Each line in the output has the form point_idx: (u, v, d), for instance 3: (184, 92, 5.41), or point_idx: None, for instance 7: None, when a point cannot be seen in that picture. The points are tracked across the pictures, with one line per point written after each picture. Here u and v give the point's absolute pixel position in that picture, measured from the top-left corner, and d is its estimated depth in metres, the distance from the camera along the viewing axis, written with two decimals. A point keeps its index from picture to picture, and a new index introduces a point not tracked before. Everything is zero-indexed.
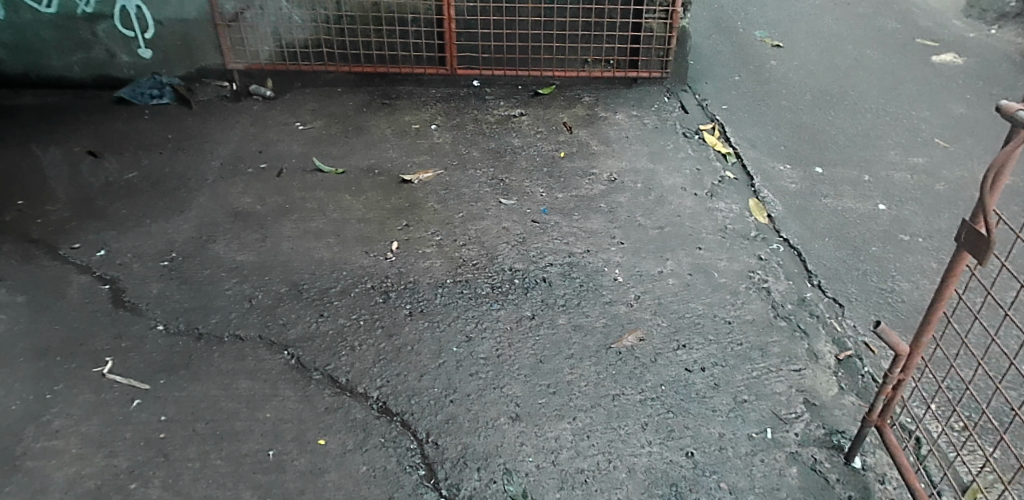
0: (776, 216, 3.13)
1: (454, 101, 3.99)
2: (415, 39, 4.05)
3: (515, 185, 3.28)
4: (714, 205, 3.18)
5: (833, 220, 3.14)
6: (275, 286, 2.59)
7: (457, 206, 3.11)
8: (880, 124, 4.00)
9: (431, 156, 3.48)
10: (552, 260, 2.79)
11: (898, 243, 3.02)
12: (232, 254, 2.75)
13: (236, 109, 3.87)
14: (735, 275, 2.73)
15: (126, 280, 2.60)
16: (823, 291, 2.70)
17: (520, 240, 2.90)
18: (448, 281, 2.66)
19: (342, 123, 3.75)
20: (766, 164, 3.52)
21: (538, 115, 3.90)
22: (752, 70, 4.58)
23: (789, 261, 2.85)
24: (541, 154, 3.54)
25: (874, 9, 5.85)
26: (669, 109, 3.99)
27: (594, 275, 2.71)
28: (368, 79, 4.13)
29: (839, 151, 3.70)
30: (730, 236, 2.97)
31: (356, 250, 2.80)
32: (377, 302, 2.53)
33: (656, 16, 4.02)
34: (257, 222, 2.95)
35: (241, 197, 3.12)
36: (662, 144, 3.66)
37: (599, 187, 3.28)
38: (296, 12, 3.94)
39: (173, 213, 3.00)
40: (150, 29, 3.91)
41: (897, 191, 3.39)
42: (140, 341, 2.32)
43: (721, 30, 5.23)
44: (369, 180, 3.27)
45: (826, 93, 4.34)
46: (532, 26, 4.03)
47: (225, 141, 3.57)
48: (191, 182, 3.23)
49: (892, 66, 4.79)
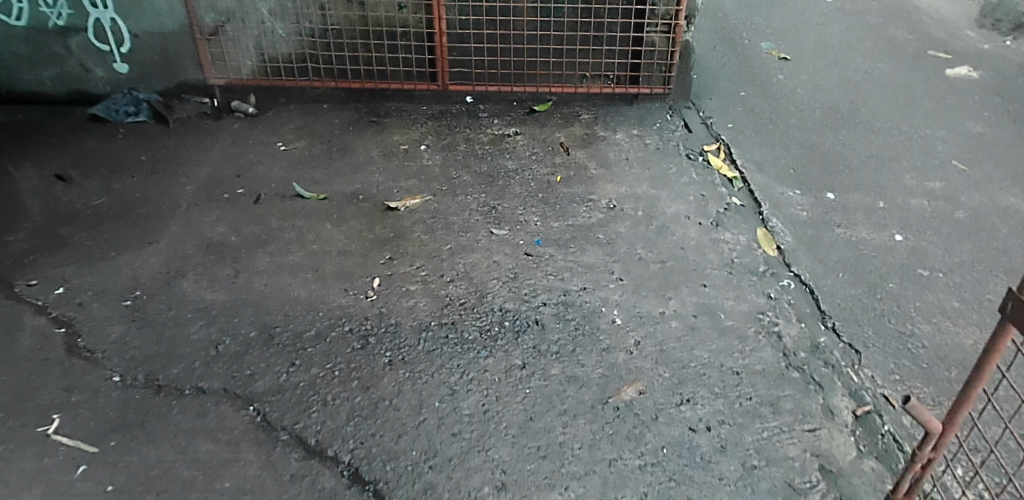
0: (786, 248, 2.93)
1: (446, 120, 3.79)
2: (405, 53, 3.85)
3: (508, 213, 3.08)
4: (720, 235, 2.98)
5: (847, 252, 2.95)
6: (245, 330, 2.39)
7: (445, 236, 2.91)
8: (894, 144, 3.80)
9: (420, 180, 3.28)
10: (546, 299, 2.59)
11: (916, 278, 2.83)
12: (201, 292, 2.56)
13: (216, 128, 3.68)
14: (742, 317, 2.53)
15: (84, 322, 2.40)
16: (839, 335, 2.50)
17: (512, 276, 2.70)
18: (433, 323, 2.46)
19: (327, 143, 3.55)
20: (775, 190, 3.32)
21: (534, 135, 3.70)
22: (758, 85, 4.38)
23: (801, 300, 2.65)
24: (536, 178, 3.34)
25: (885, 18, 5.64)
26: (672, 128, 3.79)
27: (590, 317, 2.51)
28: (356, 96, 3.93)
29: (851, 174, 3.50)
30: (736, 271, 2.77)
31: (335, 287, 2.61)
32: (354, 348, 2.34)
33: (658, 29, 3.82)
34: (230, 255, 2.75)
35: (214, 226, 2.92)
36: (664, 167, 3.45)
37: (597, 215, 3.08)
38: (280, 25, 3.74)
39: (141, 244, 2.80)
40: (126, 42, 3.71)
41: (914, 220, 3.19)
42: (94, 395, 2.13)
43: (726, 41, 5.02)
44: (352, 207, 3.07)
45: (836, 109, 4.14)
46: (527, 40, 3.83)
47: (202, 162, 3.37)
48: (162, 209, 3.02)
49: (905, 80, 4.58)
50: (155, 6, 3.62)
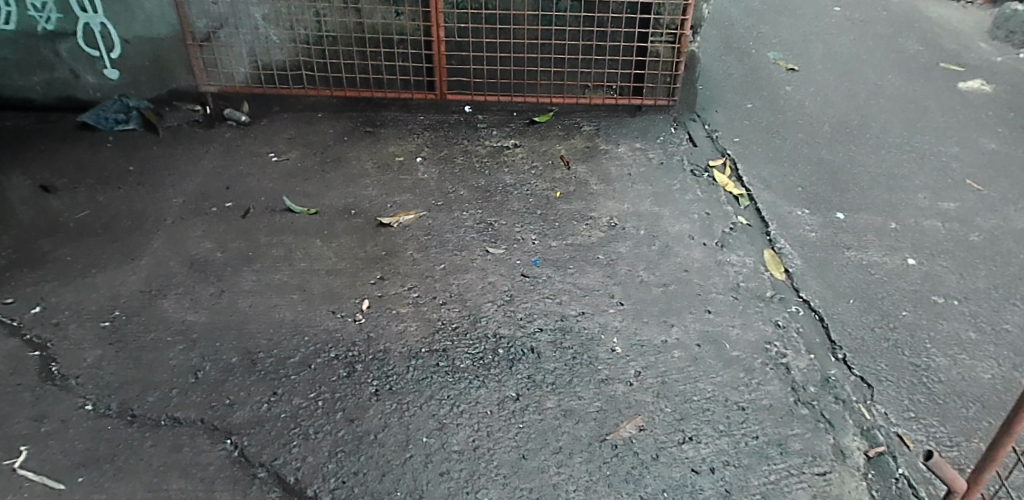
0: (794, 271, 2.82)
1: (443, 130, 3.69)
2: (402, 62, 3.74)
3: (505, 230, 2.96)
4: (725, 257, 2.86)
5: (857, 278, 2.84)
6: (226, 356, 2.28)
7: (439, 255, 2.79)
8: (906, 161, 3.68)
9: (414, 194, 3.16)
10: (542, 324, 2.47)
11: (930, 307, 2.72)
12: (182, 313, 2.44)
13: (206, 137, 3.57)
14: (748, 347, 2.43)
15: (59, 345, 2.29)
16: (849, 367, 2.41)
17: (507, 299, 2.58)
18: (423, 350, 2.34)
19: (319, 154, 3.44)
20: (783, 208, 3.21)
21: (534, 147, 3.59)
22: (765, 97, 4.26)
23: (810, 328, 2.56)
24: (535, 193, 3.22)
25: (894, 29, 5.52)
26: (676, 142, 3.68)
27: (588, 345, 2.40)
28: (352, 104, 3.81)
29: (861, 193, 3.38)
30: (742, 296, 2.66)
31: (322, 309, 2.49)
32: (339, 377, 2.22)
33: (663, 39, 3.70)
34: (214, 273, 2.64)
35: (199, 242, 2.80)
36: (668, 183, 3.34)
37: (597, 234, 2.96)
38: (273, 31, 3.63)
39: (123, 260, 2.68)
40: (116, 47, 3.60)
41: (927, 243, 3.08)
42: (64, 425, 2.02)
43: (733, 50, 4.91)
44: (343, 223, 2.96)
45: (845, 124, 4.02)
46: (528, 49, 3.72)
47: (190, 173, 3.26)
48: (147, 223, 2.91)
49: (916, 94, 4.46)
50: (146, 11, 3.51)
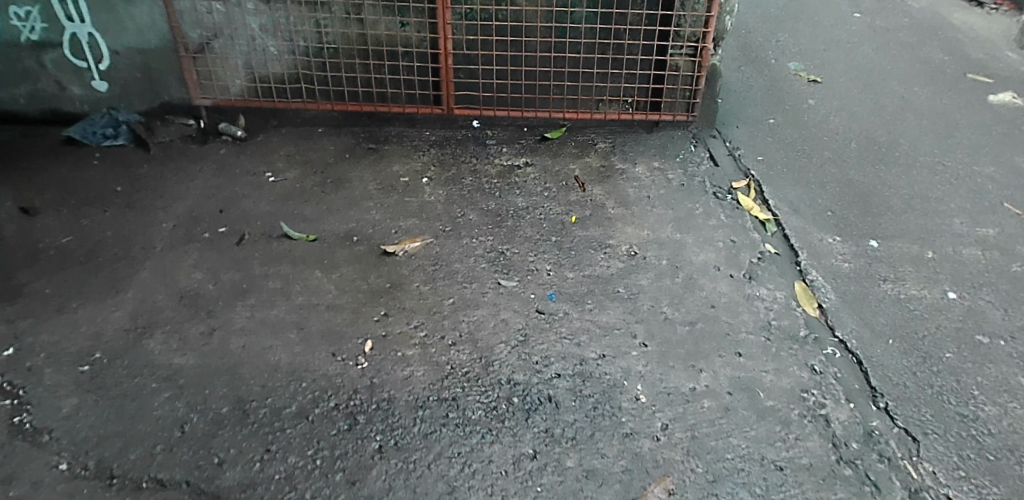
0: (828, 307, 2.63)
1: (451, 147, 3.50)
2: (407, 75, 3.55)
3: (518, 260, 2.77)
4: (755, 291, 2.67)
5: (896, 314, 2.64)
6: (215, 406, 2.10)
7: (447, 288, 2.60)
8: (939, 183, 3.49)
9: (420, 218, 2.97)
10: (560, 369, 2.28)
11: (976, 347, 2.53)
12: (169, 355, 2.26)
13: (200, 154, 3.38)
14: (784, 395, 2.24)
15: (33, 393, 2.10)
16: (892, 418, 2.22)
17: (522, 339, 2.39)
18: (432, 399, 2.16)
19: (320, 174, 3.24)
20: (812, 235, 3.01)
21: (547, 167, 3.39)
22: (788, 111, 4.06)
23: (848, 372, 2.37)
24: (549, 218, 3.03)
25: (918, 37, 5.32)
26: (697, 161, 3.48)
27: (610, 393, 2.21)
28: (354, 119, 3.62)
29: (894, 218, 3.19)
30: (775, 336, 2.47)
31: (321, 351, 2.30)
32: (339, 430, 2.04)
33: (683, 52, 3.50)
34: (205, 308, 2.45)
35: (189, 272, 2.61)
36: (690, 207, 3.14)
37: (617, 264, 2.77)
38: (271, 42, 3.43)
39: (107, 293, 2.50)
40: (105, 58, 3.41)
41: (967, 274, 2.89)
42: (35, 488, 1.84)
43: (752, 61, 4.71)
44: (344, 251, 2.77)
45: (873, 141, 3.82)
46: (541, 62, 3.52)
47: (181, 194, 3.07)
48: (134, 250, 2.72)
49: (945, 108, 4.26)
50: (136, 20, 3.32)
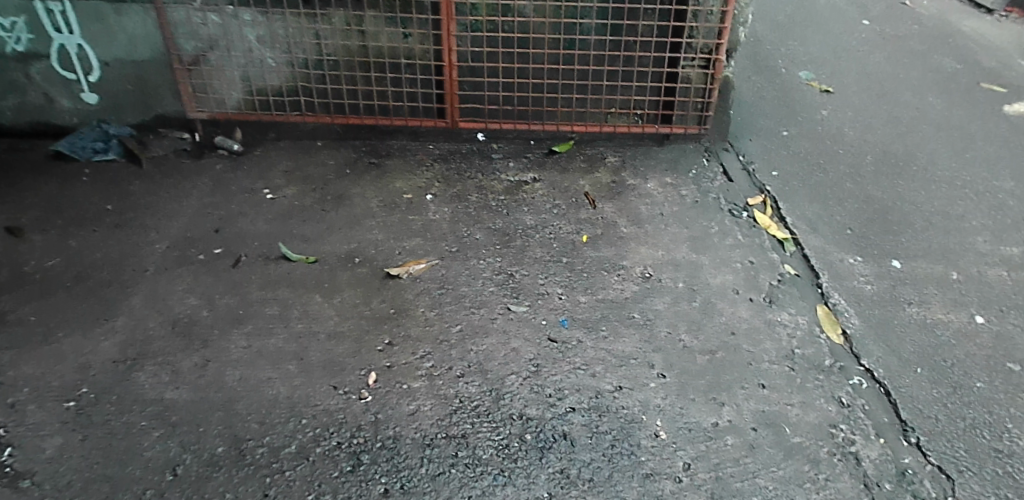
0: (852, 333, 2.51)
1: (455, 162, 3.38)
2: (410, 87, 3.42)
3: (528, 283, 2.65)
4: (775, 316, 2.56)
5: (923, 340, 2.52)
6: (210, 445, 1.97)
7: (454, 314, 2.48)
8: (959, 198, 3.38)
9: (425, 238, 2.85)
10: (574, 403, 2.16)
11: (1008, 375, 2.40)
12: (160, 389, 2.14)
13: (195, 169, 3.26)
14: (811, 432, 2.12)
15: (15, 433, 1.98)
16: (926, 455, 2.10)
17: (534, 370, 2.27)
18: (439, 436, 2.03)
19: (319, 191, 3.12)
20: (832, 255, 2.90)
21: (555, 182, 3.28)
22: (801, 123, 3.95)
23: (877, 404, 2.25)
24: (559, 237, 2.91)
25: (929, 44, 5.22)
26: (710, 176, 3.37)
27: (629, 429, 2.09)
28: (355, 132, 3.50)
29: (916, 236, 3.07)
30: (799, 366, 2.35)
31: (322, 384, 2.18)
32: (342, 473, 1.91)
33: (695, 64, 3.39)
34: (199, 337, 2.33)
35: (182, 298, 2.49)
36: (705, 225, 3.03)
37: (631, 287, 2.65)
38: (269, 54, 3.31)
39: (96, 322, 2.38)
40: (95, 70, 3.29)
41: (995, 296, 2.77)
42: None
43: (762, 70, 4.61)
44: (346, 274, 2.64)
45: (890, 154, 3.71)
46: (548, 74, 3.40)
47: (175, 213, 2.95)
48: (124, 274, 2.60)
49: (960, 119, 4.15)
50: (128, 31, 3.20)
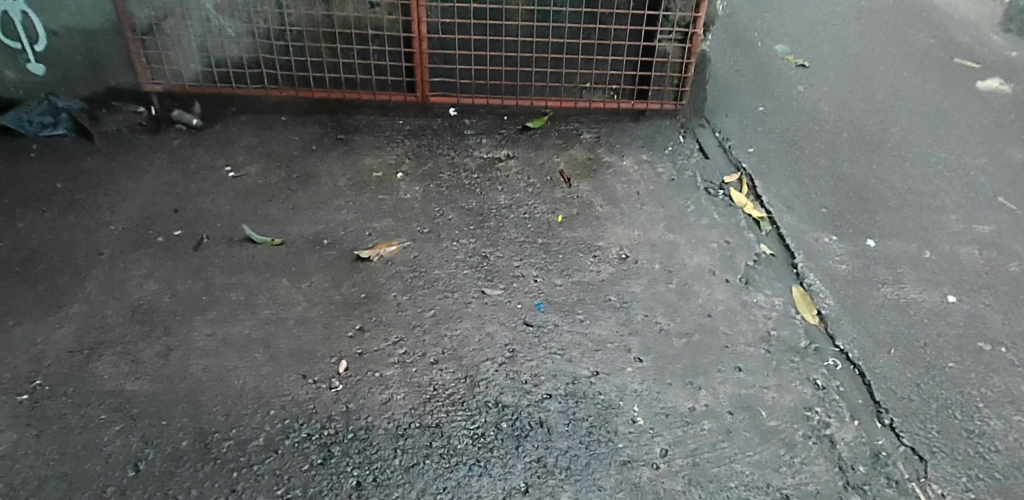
0: (828, 314, 2.51)
1: (427, 138, 3.28)
2: (378, 60, 3.30)
3: (503, 266, 2.59)
4: (752, 297, 2.54)
5: (897, 320, 2.53)
6: (173, 438, 1.90)
7: (427, 298, 2.42)
8: (932, 176, 3.38)
9: (396, 218, 2.77)
10: (551, 389, 2.13)
11: (979, 355, 2.42)
12: (119, 380, 2.05)
13: (153, 145, 3.11)
14: (787, 415, 2.12)
15: None
16: (899, 437, 2.11)
17: (509, 355, 2.23)
18: (413, 426, 1.98)
19: (285, 168, 3.01)
20: (808, 235, 2.89)
21: (530, 160, 3.20)
22: (777, 99, 3.92)
23: (851, 386, 2.25)
24: (534, 217, 2.85)
25: (903, 19, 5.20)
26: (686, 153, 3.33)
27: (606, 415, 2.06)
28: (322, 106, 3.37)
29: (889, 215, 3.08)
30: (775, 349, 2.34)
31: (291, 373, 2.11)
32: (312, 466, 1.86)
33: (672, 37, 3.31)
34: (160, 324, 2.23)
35: (141, 283, 2.38)
36: (681, 204, 2.99)
37: (607, 268, 2.61)
38: (229, 24, 3.16)
39: (49, 309, 2.26)
40: (41, 39, 3.09)
41: (966, 275, 2.78)
42: None
43: (738, 43, 4.55)
44: (314, 257, 2.56)
45: (864, 131, 3.70)
46: (521, 47, 3.31)
47: (132, 193, 2.81)
48: (79, 258, 2.48)
49: (933, 95, 4.16)
50: None
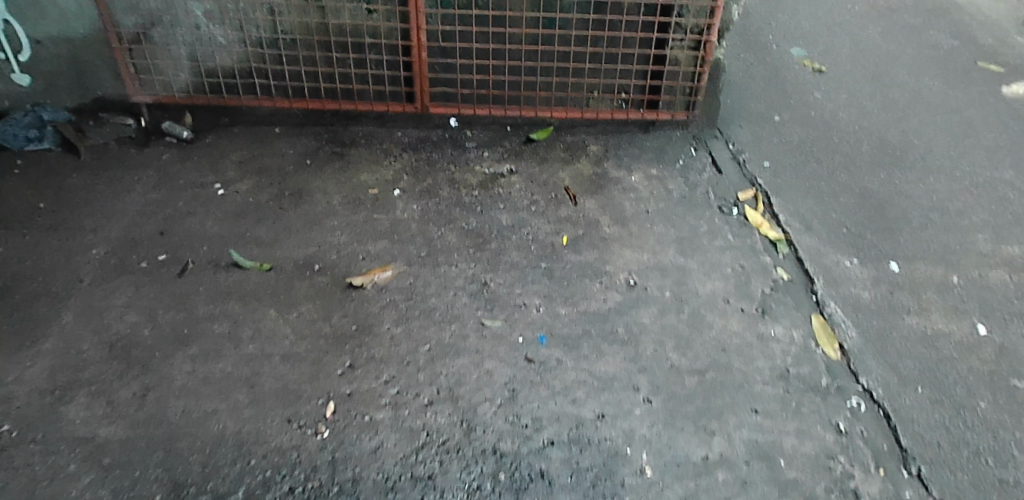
0: (850, 348, 2.35)
1: (426, 151, 3.13)
2: (375, 70, 3.15)
3: (503, 293, 2.44)
4: (769, 330, 2.38)
5: (924, 354, 2.37)
6: (147, 492, 1.77)
7: (423, 330, 2.27)
8: (957, 191, 3.21)
9: (391, 241, 2.62)
10: (553, 435, 1.98)
11: (1013, 394, 2.26)
12: (92, 425, 1.91)
13: (140, 160, 2.97)
14: (807, 465, 1.97)
15: None
16: (928, 489, 1.95)
17: (509, 396, 2.08)
18: (404, 478, 1.84)
19: (276, 185, 2.86)
20: (827, 258, 2.72)
21: (533, 175, 3.05)
22: (794, 106, 3.74)
23: (876, 431, 2.09)
24: (537, 238, 2.70)
25: (924, 18, 4.99)
26: (698, 167, 3.16)
27: (611, 465, 1.92)
28: (316, 117, 3.22)
29: (913, 235, 2.90)
30: (794, 388, 2.19)
31: (275, 417, 1.97)
32: None
33: (684, 45, 3.15)
34: (137, 361, 2.10)
35: (121, 314, 2.25)
36: (694, 223, 2.83)
37: (615, 296, 2.46)
38: (219, 31, 3.01)
39: (22, 344, 2.13)
40: (24, 49, 2.94)
41: (997, 302, 2.61)
42: None
43: (752, 46, 4.37)
44: (304, 283, 2.41)
45: (886, 141, 3.52)
46: (526, 55, 3.15)
47: (116, 213, 2.68)
48: (56, 286, 2.34)
49: (957, 102, 3.96)
50: (59, 6, 2.88)
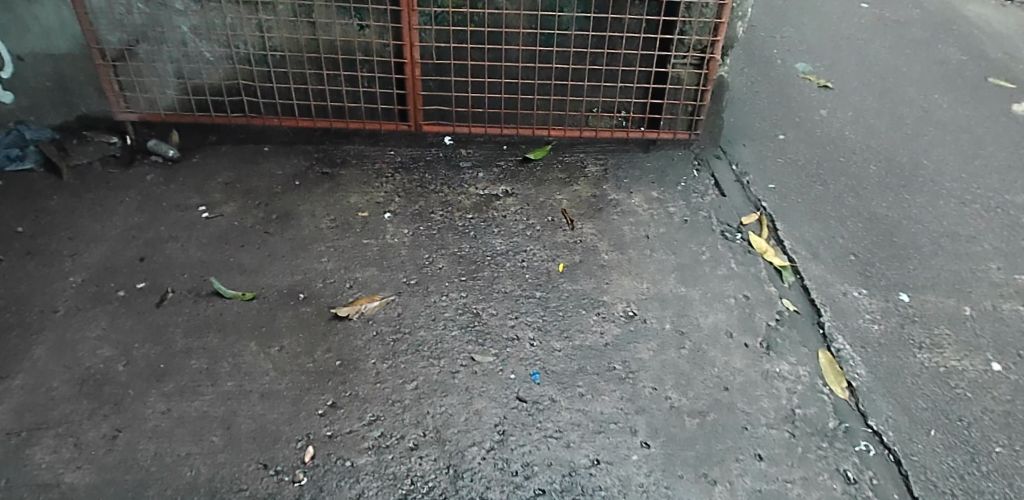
0: (859, 386, 2.24)
1: (419, 171, 3.03)
2: (367, 87, 3.06)
3: (495, 325, 2.33)
4: (774, 366, 2.27)
5: (937, 394, 2.25)
6: None
7: (410, 366, 2.16)
8: (968, 216, 3.09)
9: (380, 268, 2.52)
10: (545, 483, 1.87)
11: None
12: (57, 470, 1.81)
13: (125, 180, 2.88)
14: None
15: None
16: None
17: (499, 439, 1.97)
18: None
19: (263, 207, 2.77)
20: (835, 288, 2.61)
21: (530, 197, 2.94)
22: (799, 125, 3.63)
23: (887, 478, 1.98)
24: (532, 265, 2.59)
25: (932, 32, 4.88)
26: (701, 189, 3.05)
27: None
28: (306, 135, 3.13)
29: (923, 263, 2.79)
30: (800, 431, 2.08)
31: (251, 462, 1.86)
32: None
33: (687, 62, 3.04)
34: (110, 400, 2.00)
35: (95, 348, 2.15)
36: (696, 250, 2.73)
37: (612, 329, 2.36)
38: (206, 48, 2.92)
39: None
40: (7, 65, 2.84)
41: (1012, 336, 2.50)
42: None
43: (757, 62, 4.26)
44: (287, 314, 2.31)
45: (894, 162, 3.41)
46: (523, 72, 3.05)
47: (96, 237, 2.58)
48: (29, 316, 2.25)
49: (967, 120, 3.85)
50: (41, 21, 2.79)
